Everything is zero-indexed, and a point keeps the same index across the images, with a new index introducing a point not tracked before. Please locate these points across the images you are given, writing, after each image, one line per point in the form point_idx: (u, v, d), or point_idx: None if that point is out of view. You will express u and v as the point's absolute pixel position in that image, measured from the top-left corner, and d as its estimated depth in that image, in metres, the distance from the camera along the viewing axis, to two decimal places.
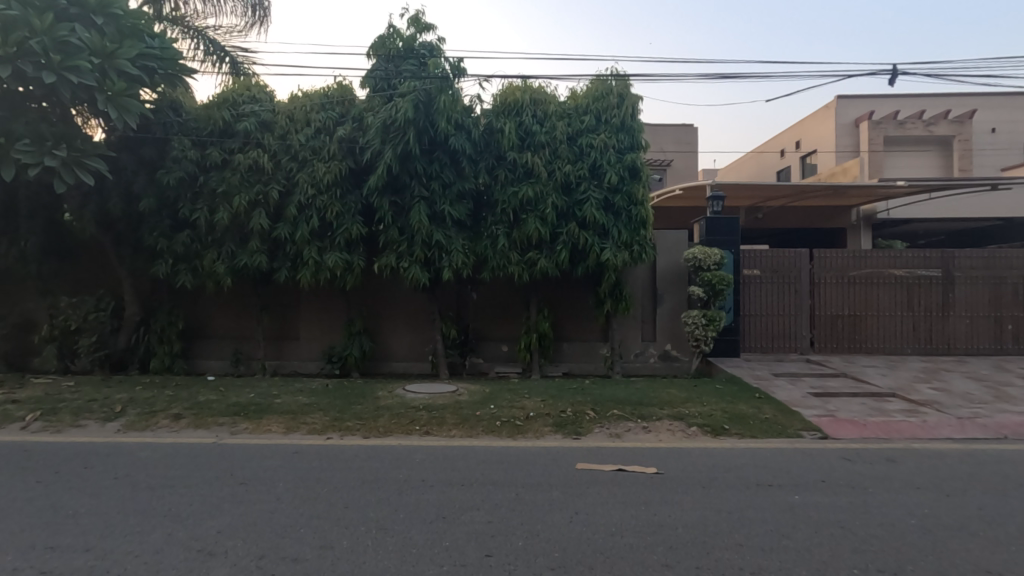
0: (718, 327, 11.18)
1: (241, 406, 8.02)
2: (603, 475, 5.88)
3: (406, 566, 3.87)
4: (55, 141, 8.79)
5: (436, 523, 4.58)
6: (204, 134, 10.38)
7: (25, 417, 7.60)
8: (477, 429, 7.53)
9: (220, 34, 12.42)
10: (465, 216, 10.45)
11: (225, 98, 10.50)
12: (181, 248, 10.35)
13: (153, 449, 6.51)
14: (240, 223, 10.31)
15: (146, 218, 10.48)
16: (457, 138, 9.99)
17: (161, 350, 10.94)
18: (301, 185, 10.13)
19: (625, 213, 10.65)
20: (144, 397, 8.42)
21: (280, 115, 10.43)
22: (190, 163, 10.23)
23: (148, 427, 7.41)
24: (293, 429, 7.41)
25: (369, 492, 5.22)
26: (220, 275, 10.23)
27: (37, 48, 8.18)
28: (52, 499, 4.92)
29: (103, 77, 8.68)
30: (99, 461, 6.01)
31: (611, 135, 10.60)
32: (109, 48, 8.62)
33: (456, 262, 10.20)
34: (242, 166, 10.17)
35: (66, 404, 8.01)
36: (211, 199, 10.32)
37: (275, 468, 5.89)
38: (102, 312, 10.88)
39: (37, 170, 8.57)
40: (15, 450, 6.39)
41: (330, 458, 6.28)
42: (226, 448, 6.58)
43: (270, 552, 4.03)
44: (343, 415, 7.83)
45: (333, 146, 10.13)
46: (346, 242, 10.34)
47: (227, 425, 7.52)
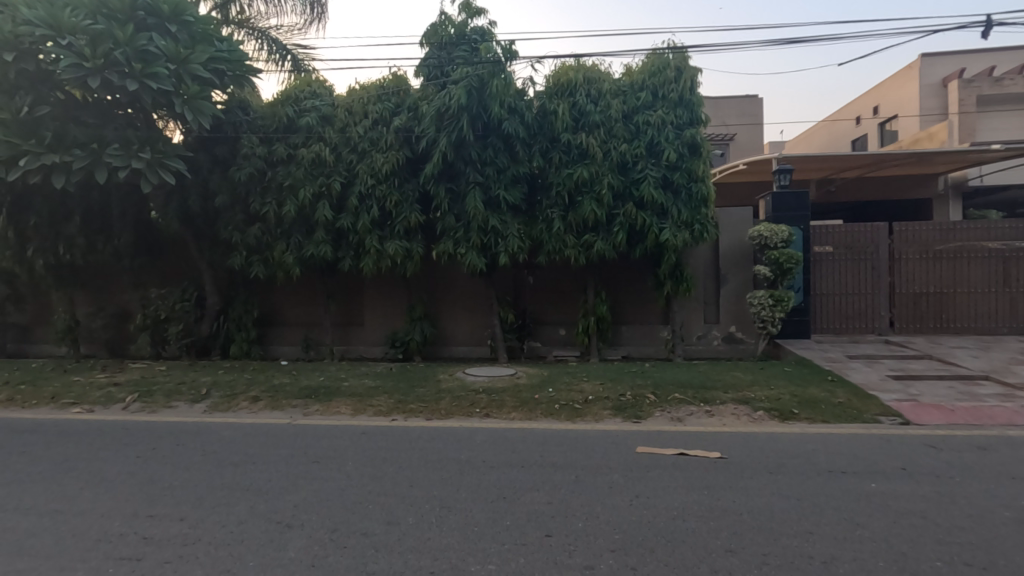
0: (786, 308, 10.67)
1: (312, 389, 8.47)
2: (664, 459, 5.79)
3: (468, 543, 3.99)
4: (140, 145, 9.44)
5: (497, 503, 4.67)
6: (270, 131, 10.88)
7: (126, 398, 8.37)
8: (536, 412, 7.61)
9: (281, 33, 12.93)
10: (521, 201, 10.44)
11: (288, 94, 10.99)
12: (253, 240, 10.86)
13: (236, 428, 7.01)
14: (306, 215, 10.77)
15: (221, 213, 11.11)
16: (510, 122, 9.98)
17: (239, 337, 11.71)
18: (361, 176, 10.47)
19: (684, 190, 10.34)
20: (226, 380, 9.06)
21: (339, 109, 10.81)
22: (259, 159, 10.76)
23: (230, 408, 7.97)
24: (360, 412, 7.75)
25: (433, 472, 5.39)
26: (289, 265, 10.73)
27: (121, 58, 8.73)
28: (150, 472, 5.41)
29: (179, 82, 9.26)
30: (189, 439, 6.53)
31: (669, 111, 10.28)
32: (183, 54, 9.18)
33: (512, 247, 10.21)
34: (306, 159, 10.60)
35: (159, 387, 8.76)
36: (278, 193, 10.78)
37: (344, 447, 6.20)
38: (187, 302, 11.72)
39: (125, 171, 9.19)
40: (117, 428, 7.05)
41: (395, 438, 6.54)
42: (301, 429, 6.98)
43: (342, 526, 4.25)
44: (406, 397, 8.12)
45: (391, 136, 10.41)
46: (404, 230, 10.60)
47: (300, 406, 7.98)
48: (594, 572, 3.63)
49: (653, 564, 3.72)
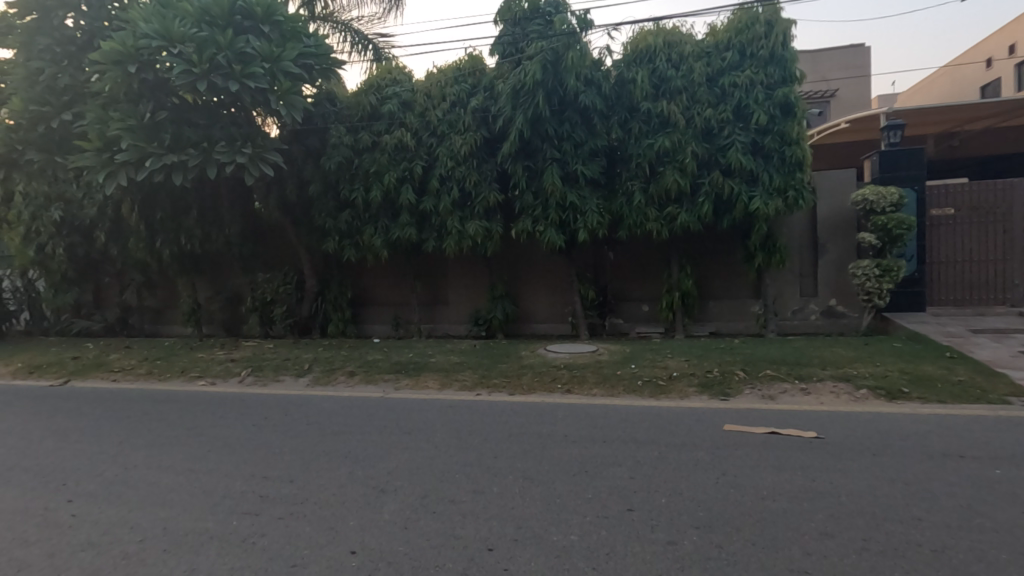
0: (896, 278, 9.73)
1: (403, 364, 8.96)
2: (753, 437, 5.57)
3: (551, 513, 4.08)
4: (242, 141, 10.28)
5: (578, 476, 4.74)
6: (355, 120, 11.40)
7: (241, 372, 9.30)
8: (618, 388, 7.56)
9: (362, 24, 13.43)
10: (599, 175, 10.24)
11: (371, 83, 11.46)
12: (344, 225, 11.47)
13: (336, 400, 7.60)
14: (391, 200, 11.22)
15: (315, 202, 11.80)
16: (587, 95, 9.78)
17: (336, 317, 12.57)
18: (442, 159, 10.75)
19: (776, 154, 9.66)
20: (325, 356, 9.79)
21: (419, 94, 11.15)
22: (346, 148, 11.31)
23: (330, 382, 8.64)
24: (447, 386, 8.11)
25: (516, 445, 5.54)
26: (377, 248, 11.24)
27: (223, 61, 9.44)
28: (264, 438, 6.02)
29: (273, 79, 9.95)
30: (296, 410, 7.17)
31: (759, 70, 9.60)
32: (276, 53, 9.87)
33: (591, 223, 10.05)
34: (389, 145, 11.04)
35: (269, 363, 9.65)
36: (365, 179, 11.30)
37: (433, 420, 6.53)
38: (289, 285, 12.69)
39: (231, 166, 10.04)
40: (237, 398, 7.89)
41: (480, 411, 6.80)
42: (393, 401, 7.44)
43: (431, 492, 4.50)
44: (489, 372, 8.37)
45: (468, 117, 10.60)
46: (484, 210, 10.77)
47: (392, 380, 8.48)
48: (677, 548, 3.59)
49: (740, 543, 3.62)
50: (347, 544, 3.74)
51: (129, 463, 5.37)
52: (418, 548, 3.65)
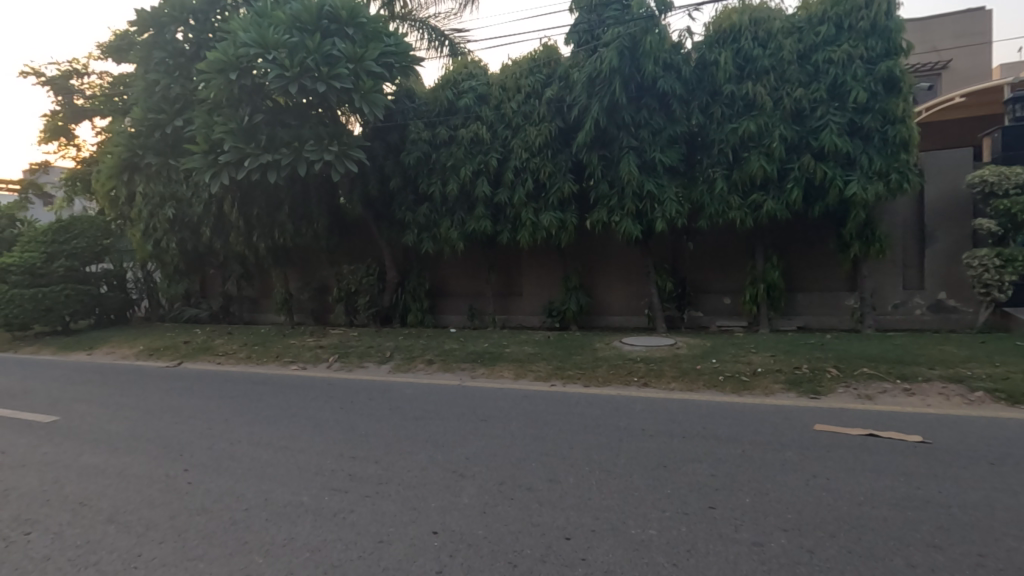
0: (1021, 268, 8.72)
1: (478, 354, 9.16)
2: (847, 439, 5.21)
3: (628, 507, 4.04)
4: (329, 139, 10.87)
5: (657, 470, 4.65)
6: (433, 115, 11.74)
7: (329, 358, 9.90)
8: (698, 383, 7.32)
9: (439, 20, 13.74)
10: (678, 162, 9.89)
11: (448, 78, 11.77)
12: (422, 218, 11.82)
13: (416, 387, 7.92)
14: (467, 192, 11.43)
15: (395, 196, 12.23)
16: (666, 80, 9.47)
17: (415, 307, 13.02)
18: (517, 151, 10.84)
19: (877, 135, 8.91)
20: (405, 344, 10.20)
21: (494, 87, 11.32)
22: (424, 143, 11.67)
23: (410, 369, 9.01)
24: (522, 375, 8.22)
25: (591, 436, 5.52)
26: (454, 240, 11.47)
27: (312, 64, 9.97)
28: (351, 420, 6.38)
29: (357, 79, 10.45)
30: (379, 395, 7.54)
31: (858, 44, 8.88)
32: (359, 54, 10.36)
33: (670, 212, 9.72)
34: (466, 139, 11.26)
35: (354, 349, 10.19)
36: (443, 173, 11.59)
37: (509, 408, 6.64)
38: (372, 277, 13.31)
39: (319, 164, 10.63)
40: (327, 382, 8.43)
41: (555, 402, 6.84)
42: (470, 389, 7.65)
43: (508, 480, 4.59)
44: (564, 364, 8.38)
45: (543, 108, 10.61)
46: (558, 201, 10.74)
47: (468, 368, 8.72)
48: (763, 549, 3.44)
49: (834, 549, 3.42)
50: (429, 524, 3.89)
51: (234, 439, 5.88)
52: (496, 532, 3.74)
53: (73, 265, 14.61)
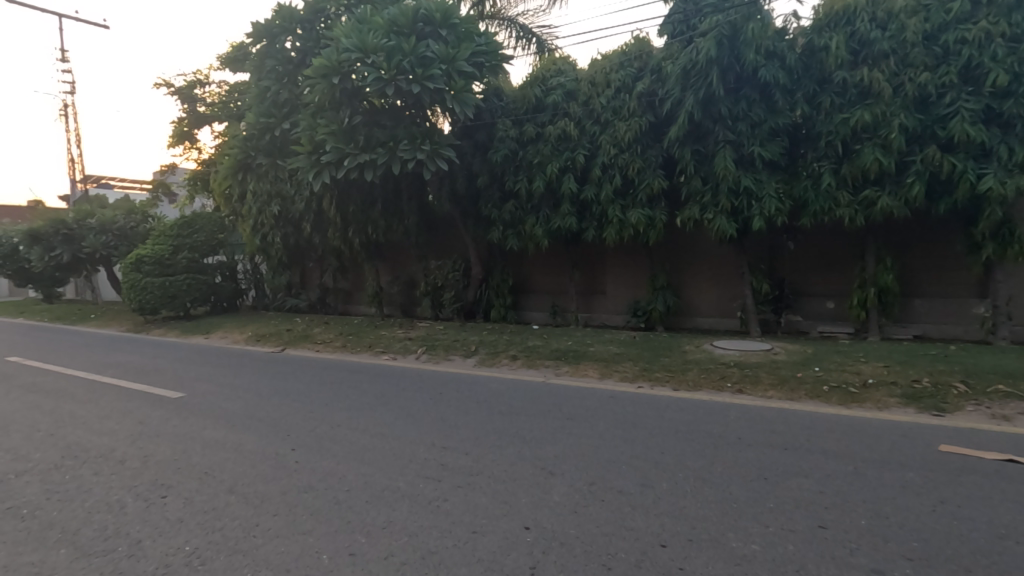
0: None
1: (562, 351, 9.13)
2: (980, 463, 4.67)
3: (728, 518, 3.85)
4: (422, 139, 11.25)
5: (757, 482, 4.40)
6: (521, 113, 11.84)
7: (418, 350, 10.27)
8: (799, 392, 6.84)
9: (527, 17, 13.78)
10: (780, 156, 9.30)
11: (536, 76, 11.82)
12: (508, 215, 11.91)
13: (501, 382, 8.02)
14: (553, 190, 11.38)
15: (481, 193, 12.42)
16: (768, 69, 8.92)
17: (498, 302, 13.19)
18: (605, 147, 10.67)
19: (1021, 122, 7.88)
20: (489, 340, 10.37)
21: (583, 83, 11.24)
22: (512, 140, 11.77)
23: (495, 363, 9.15)
24: (608, 375, 8.09)
25: (684, 442, 5.32)
26: (539, 237, 11.44)
27: (408, 66, 10.34)
28: (441, 412, 6.57)
29: (449, 79, 10.73)
30: (465, 388, 7.71)
31: (999, 20, 7.91)
32: (452, 54, 10.64)
33: (769, 209, 9.13)
34: (553, 136, 11.24)
35: (441, 342, 10.50)
36: (529, 170, 11.62)
37: (595, 408, 6.55)
38: (457, 272, 13.65)
39: (412, 162, 11.02)
40: (417, 373, 8.76)
41: (643, 404, 6.66)
42: (555, 387, 7.65)
43: (599, 480, 4.52)
44: (651, 365, 8.15)
45: (634, 102, 10.36)
46: (647, 198, 10.45)
47: (553, 366, 8.71)
48: None
49: None
50: (521, 519, 3.91)
51: (335, 423, 6.24)
52: (589, 533, 3.70)
53: (194, 257, 16.17)
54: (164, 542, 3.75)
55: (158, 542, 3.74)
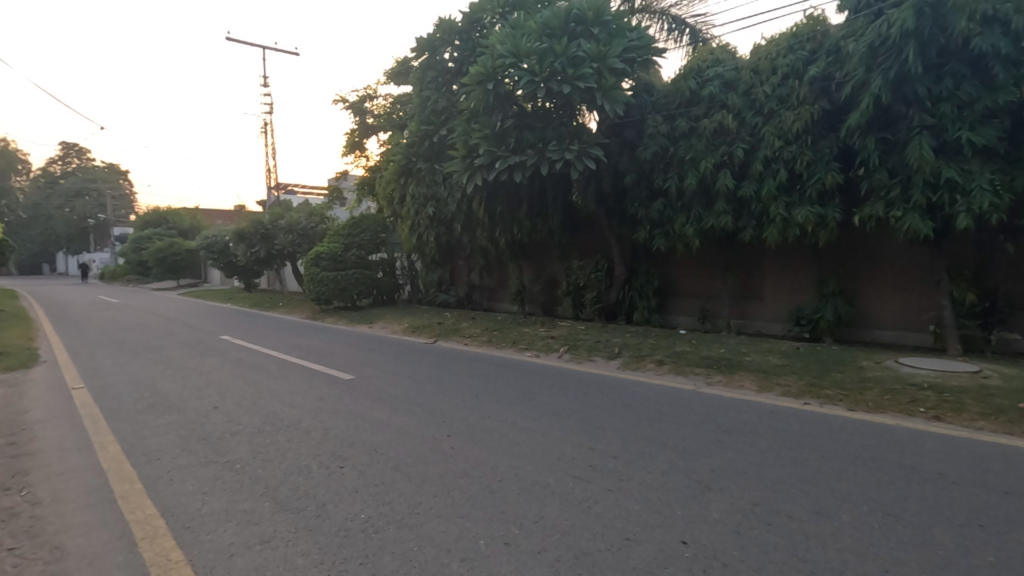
0: None
1: (713, 359, 8.56)
2: None
3: (931, 566, 3.28)
4: (571, 139, 11.28)
5: (970, 529, 3.69)
6: (673, 108, 11.39)
7: (560, 349, 10.35)
8: (1022, 427, 5.63)
9: (680, 7, 13.17)
10: (998, 141, 7.78)
11: (691, 67, 11.30)
12: (656, 215, 11.45)
13: (647, 387, 7.74)
14: (706, 187, 10.71)
15: (628, 191, 12.10)
16: (985, 38, 7.51)
17: (641, 305, 12.81)
18: (768, 139, 9.80)
19: None
20: (633, 342, 10.09)
21: (744, 71, 10.51)
22: (663, 137, 11.30)
23: (640, 367, 8.87)
24: (767, 389, 7.39)
25: (866, 471, 4.67)
26: (689, 237, 10.83)
27: (560, 67, 10.43)
28: (587, 412, 6.52)
29: (600, 77, 10.65)
30: (610, 390, 7.57)
31: None
32: (603, 52, 10.54)
33: (980, 204, 7.60)
34: (708, 130, 10.61)
35: (583, 343, 10.46)
36: (680, 167, 11.06)
37: (754, 423, 6.02)
38: (600, 272, 13.49)
39: (560, 162, 11.09)
40: (560, 371, 8.82)
41: (812, 423, 5.98)
42: (706, 396, 7.19)
43: (764, 502, 4.13)
44: (820, 381, 7.29)
45: (805, 89, 9.42)
46: (818, 194, 9.37)
47: (703, 374, 8.20)
48: None
49: None
50: (678, 532, 3.72)
51: (485, 414, 6.50)
52: (755, 557, 3.40)
53: (362, 254, 18.01)
54: (344, 507, 4.18)
55: (339, 508, 4.18)
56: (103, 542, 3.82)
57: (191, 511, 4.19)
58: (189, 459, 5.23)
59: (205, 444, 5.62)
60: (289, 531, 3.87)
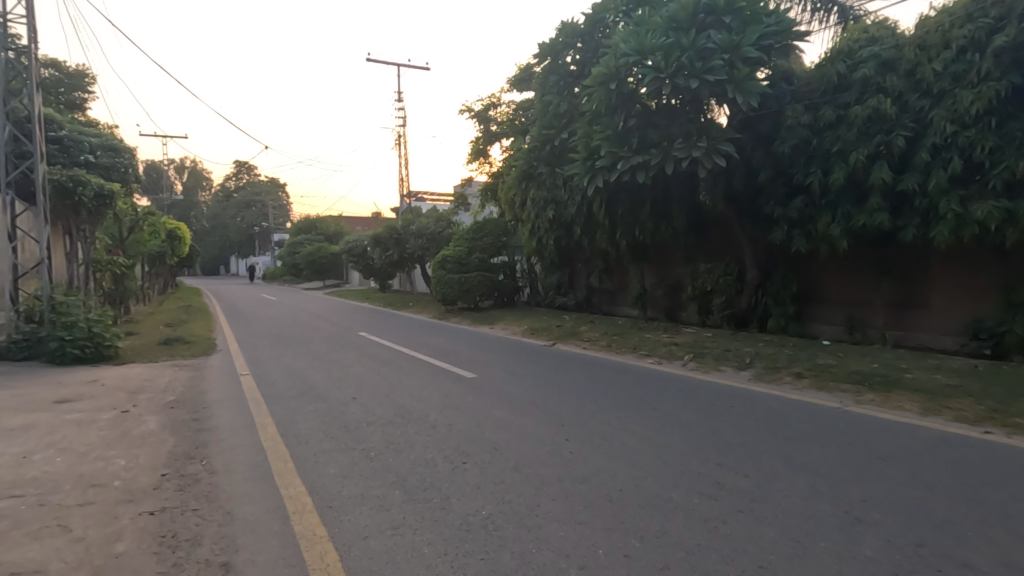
0: None
1: (864, 375, 7.62)
2: None
3: None
4: (698, 135, 10.71)
5: None
6: (817, 95, 10.35)
7: (684, 357, 9.88)
8: None
9: None
10: None
11: (839, 49, 10.21)
12: (796, 214, 10.46)
13: (783, 402, 7.08)
14: (857, 182, 9.58)
15: (763, 189, 11.18)
16: None
17: (777, 312, 11.84)
18: (938, 123, 8.55)
19: None
20: (768, 352, 9.32)
21: (907, 48, 9.27)
22: (804, 128, 10.30)
23: (774, 380, 8.16)
24: (933, 412, 6.38)
25: None
26: (835, 238, 9.73)
27: (687, 61, 9.97)
28: (714, 425, 6.12)
29: (732, 68, 10.02)
30: (740, 403, 7.04)
31: None
32: (736, 41, 9.89)
33: None
34: (860, 117, 9.48)
35: (709, 351, 9.89)
36: (825, 161, 10.01)
37: (918, 450, 5.24)
38: (729, 276, 12.62)
39: (687, 161, 10.55)
40: (683, 380, 8.40)
41: (996, 456, 5.06)
42: (855, 416, 6.41)
43: (932, 544, 3.56)
44: (1006, 408, 6.15)
45: (988, 62, 8.09)
46: (1005, 185, 7.97)
47: (851, 391, 7.31)
48: None
49: None
50: (821, 567, 3.34)
51: (603, 420, 6.37)
52: None
53: (484, 257, 18.68)
54: (466, 502, 4.33)
55: (462, 502, 4.33)
56: (263, 512, 4.32)
57: (333, 492, 4.60)
58: (332, 444, 5.76)
59: (346, 432, 6.14)
60: (417, 519, 4.09)
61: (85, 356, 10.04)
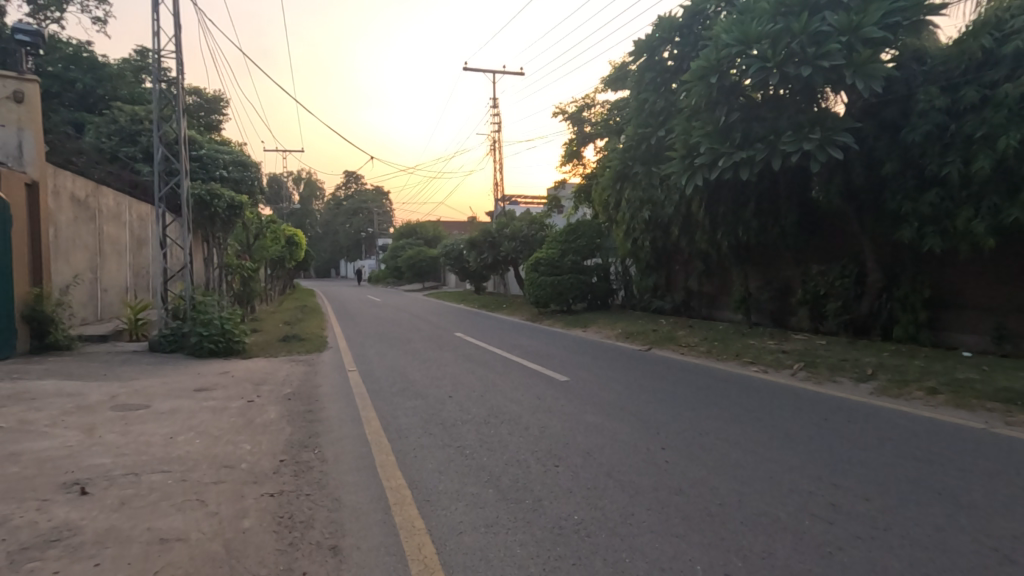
0: None
1: (1017, 394, 6.62)
2: None
3: None
4: (810, 127, 9.89)
5: None
6: (956, 75, 9.28)
7: (793, 365, 9.17)
8: None
9: None
10: None
11: (984, 22, 9.06)
12: (930, 209, 9.27)
13: (913, 419, 6.34)
14: (1009, 171, 8.40)
15: (888, 182, 10.05)
16: None
17: (905, 319, 10.58)
18: None
19: None
20: (894, 363, 8.39)
21: None
22: (940, 112, 9.23)
23: (901, 395, 7.32)
24: None
25: None
26: (980, 236, 8.52)
27: (798, 47, 9.27)
28: (828, 441, 5.62)
29: (851, 52, 9.19)
30: (860, 419, 6.39)
31: None
32: (856, 21, 9.07)
33: None
34: (1013, 97, 8.32)
35: (823, 360, 9.10)
36: (966, 148, 8.86)
37: None
38: (847, 279, 11.58)
39: (797, 155, 9.76)
40: (793, 391, 7.79)
41: None
42: (1005, 439, 5.58)
43: None
44: None
45: None
46: None
47: (1000, 411, 6.38)
48: None
49: None
50: None
51: (703, 430, 6.07)
52: None
53: (577, 259, 18.60)
54: (559, 506, 4.32)
55: (554, 506, 4.32)
56: (366, 501, 4.58)
57: (430, 487, 4.78)
58: (429, 440, 5.99)
59: (443, 429, 6.37)
60: (510, 519, 4.14)
61: (218, 349, 11.25)
